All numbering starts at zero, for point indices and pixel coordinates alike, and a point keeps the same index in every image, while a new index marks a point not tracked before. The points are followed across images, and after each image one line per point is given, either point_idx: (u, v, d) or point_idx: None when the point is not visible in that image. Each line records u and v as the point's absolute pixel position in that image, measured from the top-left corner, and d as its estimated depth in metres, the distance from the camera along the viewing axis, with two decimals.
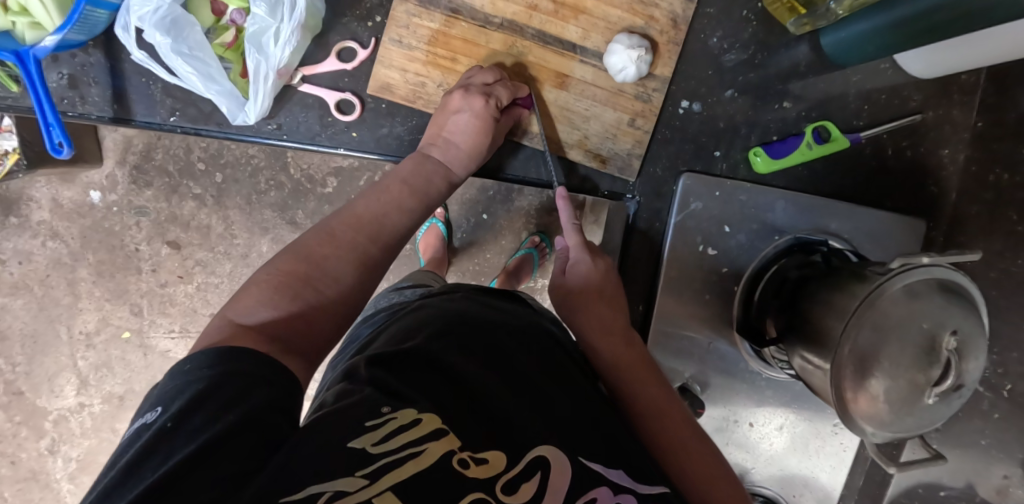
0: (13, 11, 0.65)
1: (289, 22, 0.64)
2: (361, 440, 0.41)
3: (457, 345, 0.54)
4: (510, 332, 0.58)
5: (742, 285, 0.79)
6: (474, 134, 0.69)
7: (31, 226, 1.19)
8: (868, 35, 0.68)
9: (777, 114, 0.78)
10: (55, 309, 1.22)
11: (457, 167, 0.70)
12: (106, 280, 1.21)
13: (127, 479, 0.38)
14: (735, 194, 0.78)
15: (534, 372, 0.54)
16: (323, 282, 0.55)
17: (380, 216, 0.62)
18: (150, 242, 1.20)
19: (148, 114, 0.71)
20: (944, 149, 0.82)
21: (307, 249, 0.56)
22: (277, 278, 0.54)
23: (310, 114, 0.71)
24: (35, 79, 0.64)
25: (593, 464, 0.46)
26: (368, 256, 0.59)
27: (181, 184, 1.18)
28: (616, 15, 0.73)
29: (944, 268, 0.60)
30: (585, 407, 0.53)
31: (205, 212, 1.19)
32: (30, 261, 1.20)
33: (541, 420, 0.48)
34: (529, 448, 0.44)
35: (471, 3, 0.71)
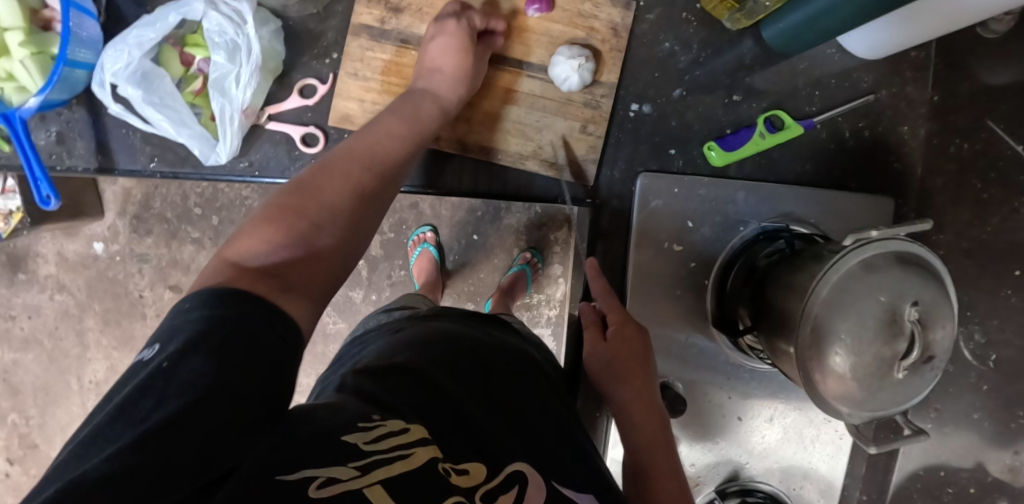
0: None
1: (247, 66, 0.67)
2: (353, 436, 0.39)
3: (443, 360, 0.53)
4: (496, 350, 0.60)
5: (712, 279, 0.80)
6: (454, 52, 0.68)
7: (39, 280, 1.24)
8: (803, 26, 0.72)
9: (730, 108, 0.80)
10: (65, 360, 1.26)
11: (447, 91, 0.69)
12: (113, 328, 1.25)
13: (121, 419, 0.36)
14: (695, 189, 0.79)
15: (516, 393, 0.55)
16: (324, 213, 0.53)
17: (373, 146, 0.61)
18: (153, 287, 1.24)
19: (129, 162, 0.75)
20: (904, 125, 0.84)
21: (301, 183, 0.55)
22: (272, 214, 0.52)
23: (279, 149, 0.72)
24: (22, 137, 0.68)
25: (566, 489, 0.46)
26: (363, 182, 0.57)
27: (180, 229, 1.22)
28: (558, 29, 0.76)
29: (900, 241, 0.62)
30: (562, 429, 0.54)
31: (204, 255, 1.23)
32: (39, 314, 1.25)
33: (519, 442, 0.49)
34: (510, 462, 0.45)
35: (419, 31, 0.72)
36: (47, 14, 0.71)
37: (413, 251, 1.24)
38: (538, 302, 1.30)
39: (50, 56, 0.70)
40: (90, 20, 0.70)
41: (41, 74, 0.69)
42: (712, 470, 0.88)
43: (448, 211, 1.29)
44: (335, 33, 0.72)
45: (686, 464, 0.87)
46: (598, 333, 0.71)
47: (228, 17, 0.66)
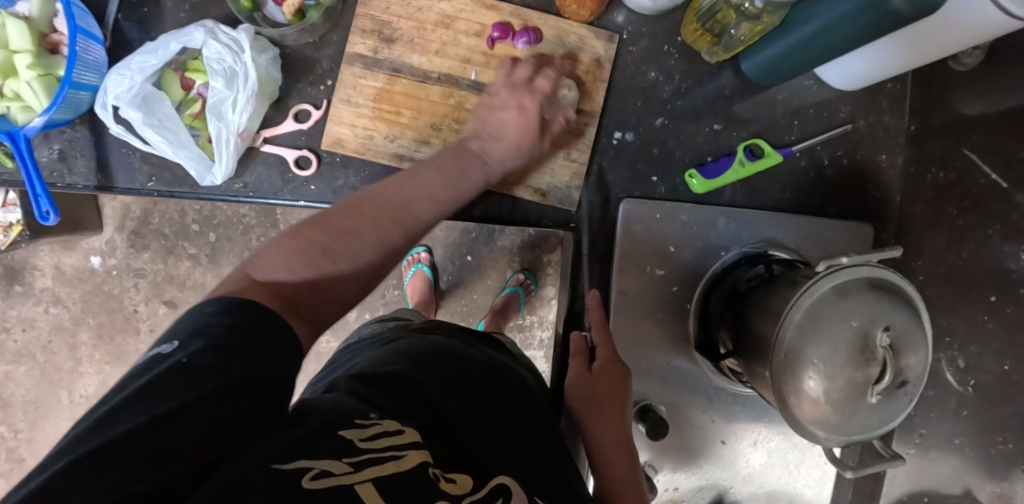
0: (7, 98, 0.72)
1: (244, 91, 0.68)
2: (349, 432, 0.41)
3: (437, 373, 0.55)
4: (489, 369, 0.60)
5: (694, 302, 0.82)
6: (514, 127, 0.69)
7: (35, 293, 1.26)
8: (777, 60, 0.75)
9: (710, 137, 0.82)
10: (56, 375, 1.27)
11: (495, 159, 0.69)
12: (107, 343, 1.27)
13: (136, 402, 0.38)
14: (677, 215, 0.81)
15: (505, 412, 0.55)
16: (342, 252, 0.56)
17: (408, 201, 0.62)
18: (148, 302, 1.27)
19: (128, 180, 0.78)
20: (882, 154, 0.87)
21: (333, 220, 0.57)
22: (301, 243, 0.54)
23: (272, 172, 0.73)
24: (25, 154, 0.70)
25: None
26: (385, 235, 0.59)
27: (177, 245, 1.26)
28: (543, 59, 0.75)
29: (873, 267, 0.64)
30: (547, 449, 0.55)
31: (201, 271, 1.26)
32: (33, 327, 1.27)
33: (504, 458, 0.50)
34: (491, 474, 0.46)
35: (410, 61, 0.72)
36: (56, 38, 0.73)
37: (407, 271, 1.26)
38: (530, 324, 1.32)
39: (56, 78, 0.73)
40: (98, 45, 0.73)
41: (47, 94, 0.71)
42: (696, 494, 0.89)
43: (442, 232, 1.32)
44: (329, 63, 0.73)
45: (670, 488, 0.88)
46: (584, 363, 0.72)
47: (227, 46, 0.68)
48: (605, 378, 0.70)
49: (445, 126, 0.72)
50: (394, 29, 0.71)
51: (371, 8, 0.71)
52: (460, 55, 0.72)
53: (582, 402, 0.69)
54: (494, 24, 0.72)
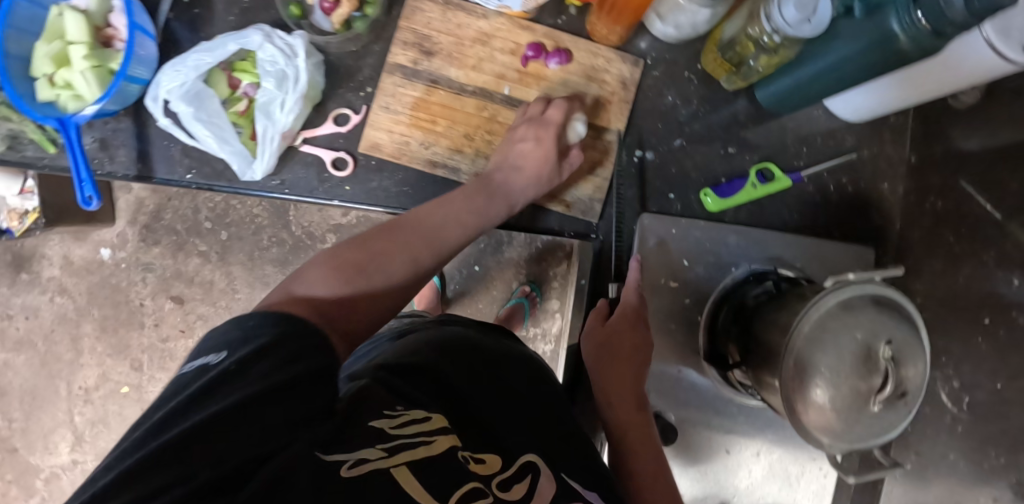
0: (61, 87, 0.77)
1: (293, 93, 0.72)
2: (380, 422, 0.44)
3: (458, 363, 0.58)
4: (505, 359, 0.64)
5: (704, 314, 0.85)
6: (534, 159, 0.72)
7: (41, 282, 1.43)
8: (790, 91, 0.80)
9: (725, 159, 0.86)
10: (57, 365, 1.45)
11: (520, 191, 0.73)
12: (109, 336, 1.44)
13: (193, 403, 0.40)
14: (691, 231, 0.84)
15: (525, 400, 0.59)
16: (377, 273, 0.60)
17: (440, 225, 0.67)
18: (154, 297, 1.43)
19: (167, 172, 0.80)
20: (884, 183, 0.92)
21: (370, 240, 0.62)
22: (341, 262, 0.58)
23: (310, 171, 0.77)
24: (74, 142, 0.74)
25: (574, 484, 0.52)
26: (418, 259, 0.63)
27: (188, 241, 1.41)
28: (572, 80, 0.79)
29: (875, 285, 0.69)
30: (567, 434, 0.59)
31: (208, 267, 1.42)
32: (37, 315, 1.44)
33: (530, 440, 0.54)
34: (521, 454, 0.50)
35: (448, 74, 0.76)
36: (111, 33, 0.78)
37: None
38: (534, 336, 1.35)
39: (108, 70, 0.77)
40: (149, 41, 0.76)
41: (100, 85, 0.76)
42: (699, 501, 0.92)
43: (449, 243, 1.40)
44: (371, 70, 0.77)
45: None
46: (601, 319, 0.80)
47: (281, 50, 0.72)
48: (622, 337, 0.77)
49: (478, 137, 0.76)
50: (435, 43, 0.76)
51: (414, 22, 0.75)
52: (495, 70, 0.76)
53: (602, 357, 0.77)
54: (528, 44, 0.76)
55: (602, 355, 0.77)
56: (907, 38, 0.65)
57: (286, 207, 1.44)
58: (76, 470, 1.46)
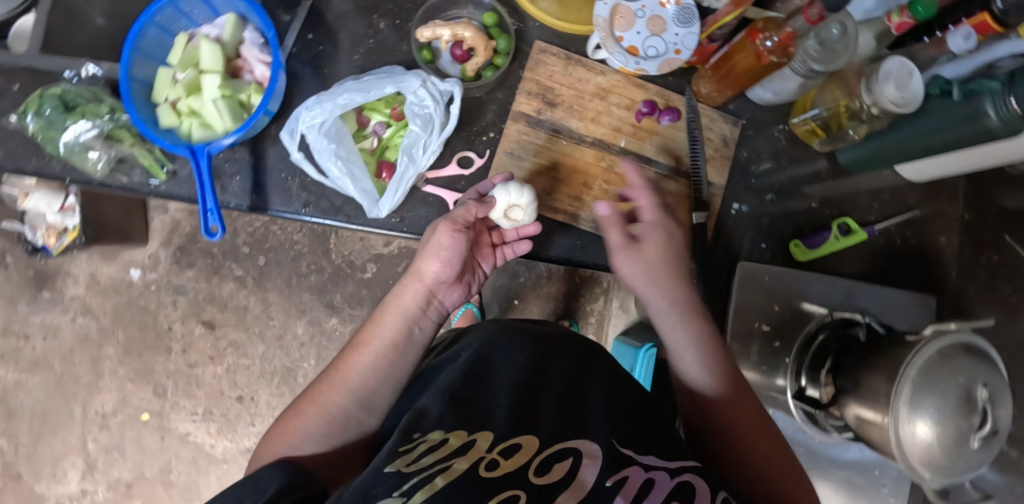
0: (186, 115, 0.84)
1: (435, 138, 0.78)
2: (396, 464, 0.55)
3: (496, 364, 0.66)
4: (546, 345, 0.71)
5: (792, 356, 0.89)
6: (433, 255, 0.71)
7: (63, 300, 1.44)
8: (875, 152, 0.85)
9: (806, 213, 0.93)
10: (73, 388, 1.43)
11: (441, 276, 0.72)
12: (133, 359, 1.43)
13: None
14: (781, 278, 0.90)
15: (560, 381, 0.66)
16: (323, 415, 0.67)
17: (377, 336, 0.71)
18: (184, 321, 1.44)
19: (283, 204, 0.81)
20: (941, 236, 1.00)
21: (318, 389, 0.69)
22: (299, 415, 0.67)
23: (431, 210, 0.79)
24: (203, 171, 0.77)
25: (625, 450, 0.60)
26: (329, 405, 0.67)
27: (224, 265, 1.44)
28: (684, 136, 0.82)
29: (968, 333, 0.73)
30: (612, 399, 0.66)
31: (245, 293, 1.44)
32: (56, 335, 1.43)
33: (572, 419, 0.62)
34: (563, 440, 0.59)
35: (569, 124, 0.80)
36: (237, 63, 0.86)
37: (456, 312, 1.34)
38: None
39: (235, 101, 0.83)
40: (282, 73, 0.80)
41: (228, 114, 0.81)
42: None
43: (491, 277, 1.44)
44: (493, 116, 0.80)
45: None
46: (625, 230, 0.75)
47: (432, 96, 0.77)
48: (655, 240, 0.74)
49: (596, 186, 0.80)
50: (557, 94, 0.80)
51: (538, 74, 0.80)
52: (612, 123, 0.81)
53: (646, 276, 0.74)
54: (643, 101, 0.81)
55: (642, 274, 0.74)
56: (999, 120, 0.71)
57: (329, 233, 1.45)
58: (85, 500, 1.44)
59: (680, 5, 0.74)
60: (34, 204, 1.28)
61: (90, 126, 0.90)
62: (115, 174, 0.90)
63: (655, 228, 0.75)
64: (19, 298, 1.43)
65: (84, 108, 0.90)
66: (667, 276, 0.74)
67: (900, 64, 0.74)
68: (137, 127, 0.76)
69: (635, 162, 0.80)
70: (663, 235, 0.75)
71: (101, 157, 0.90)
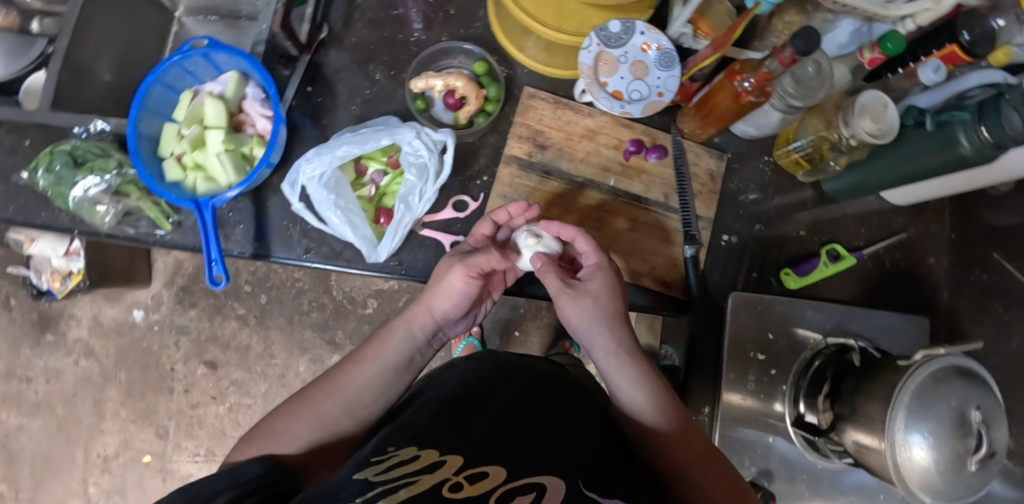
0: (191, 168, 0.86)
1: (432, 185, 0.80)
2: (365, 473, 0.56)
3: (482, 397, 0.64)
4: (537, 380, 0.69)
5: (789, 383, 0.91)
6: (444, 297, 0.76)
7: (67, 343, 1.45)
8: (859, 183, 0.88)
9: (796, 241, 0.95)
10: (76, 430, 1.44)
11: (442, 310, 0.77)
12: (136, 400, 1.44)
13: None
14: (773, 307, 0.92)
15: (547, 417, 0.64)
16: (311, 420, 0.69)
17: (375, 353, 0.75)
18: (187, 361, 1.45)
19: (285, 251, 0.83)
20: (931, 257, 1.01)
21: (308, 395, 0.72)
22: (286, 416, 0.70)
23: (428, 253, 0.81)
24: (208, 223, 0.79)
25: (592, 493, 0.59)
26: (321, 411, 0.70)
27: (226, 304, 1.46)
28: (671, 173, 0.85)
29: (959, 356, 0.74)
30: (589, 440, 0.64)
31: (246, 332, 1.46)
32: (60, 378, 1.45)
33: (547, 454, 0.60)
34: (534, 474, 0.57)
35: (560, 165, 0.83)
36: (240, 118, 0.89)
37: (457, 345, 1.35)
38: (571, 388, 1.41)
39: (238, 154, 0.86)
40: (283, 126, 0.82)
41: (232, 166, 0.84)
42: None
43: (491, 309, 1.46)
44: (486, 160, 0.83)
45: None
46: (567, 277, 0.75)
47: (427, 144, 0.80)
48: (607, 289, 0.74)
49: (587, 225, 0.82)
50: (547, 137, 0.83)
51: (528, 118, 0.83)
52: (600, 163, 0.84)
53: (594, 323, 0.73)
54: (630, 140, 0.83)
55: (589, 322, 0.73)
56: (972, 148, 0.73)
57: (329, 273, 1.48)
58: None
59: (661, 49, 0.76)
60: (39, 249, 1.31)
61: (99, 180, 0.91)
62: (122, 226, 0.93)
63: (603, 276, 0.74)
64: (22, 341, 1.45)
65: (93, 164, 0.90)
66: (609, 317, 0.73)
67: (876, 97, 0.77)
68: (144, 181, 0.78)
69: (626, 201, 0.83)
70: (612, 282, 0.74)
71: (109, 210, 0.92)
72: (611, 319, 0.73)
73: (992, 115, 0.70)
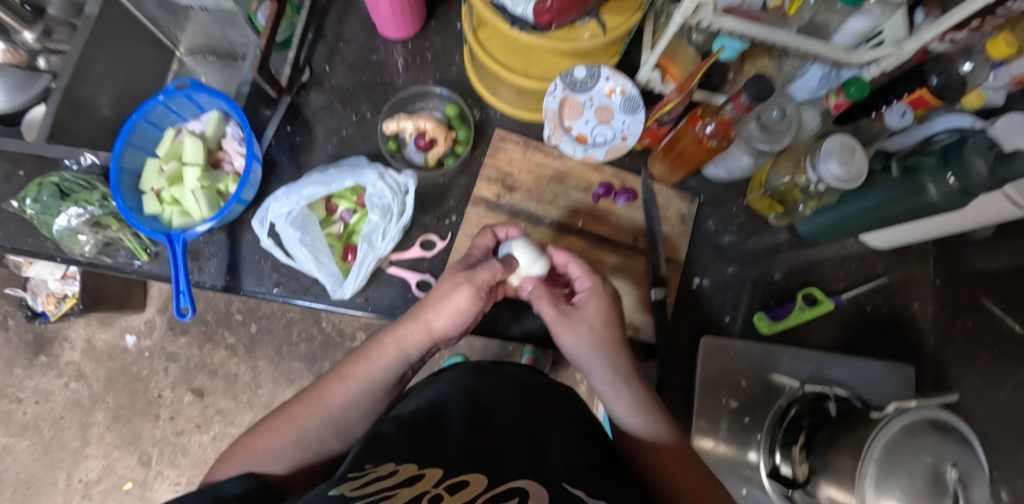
0: (168, 203, 0.88)
1: (396, 226, 0.81)
2: (340, 487, 0.53)
3: (467, 405, 0.66)
4: (519, 387, 0.72)
5: (764, 432, 0.88)
6: (445, 314, 0.71)
7: (58, 365, 1.45)
8: (831, 225, 0.87)
9: (772, 285, 0.94)
10: (60, 453, 1.42)
11: (439, 327, 0.72)
12: (121, 426, 1.43)
13: None
14: (746, 352, 0.90)
15: (529, 423, 0.66)
16: (296, 437, 0.68)
17: (363, 369, 0.72)
18: (174, 388, 1.44)
19: (254, 284, 0.84)
20: (915, 302, 0.99)
21: (294, 408, 0.70)
22: (272, 431, 0.68)
23: (394, 291, 0.81)
24: (178, 256, 0.80)
25: (577, 490, 0.59)
26: (303, 429, 0.68)
27: (217, 332, 1.46)
28: (639, 217, 0.86)
29: (935, 408, 0.72)
30: (573, 445, 0.66)
31: (235, 361, 1.45)
32: (48, 400, 1.44)
33: (527, 458, 0.61)
34: (511, 478, 0.58)
35: (528, 208, 0.84)
36: (219, 155, 0.92)
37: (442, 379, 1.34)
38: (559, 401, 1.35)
39: (214, 190, 0.88)
40: (256, 164, 0.85)
41: (206, 202, 0.86)
42: None
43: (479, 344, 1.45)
44: (455, 201, 0.85)
45: None
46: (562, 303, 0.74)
47: (391, 187, 0.81)
48: (604, 314, 0.73)
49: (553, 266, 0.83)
50: (516, 180, 0.85)
51: (498, 160, 0.85)
52: (569, 206, 0.84)
53: (593, 347, 0.72)
54: (599, 183, 0.85)
55: (590, 346, 0.72)
56: (940, 195, 0.73)
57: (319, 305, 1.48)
58: None
59: (626, 94, 0.79)
60: (37, 271, 1.33)
61: (81, 211, 0.93)
62: (101, 256, 0.95)
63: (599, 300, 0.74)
64: (15, 361, 1.44)
65: (78, 196, 0.93)
66: (603, 346, 0.72)
67: (841, 142, 0.77)
68: (119, 213, 0.80)
69: (596, 241, 0.83)
70: (608, 305, 0.74)
71: (89, 240, 0.95)
72: (610, 341, 0.72)
73: (957, 163, 0.70)
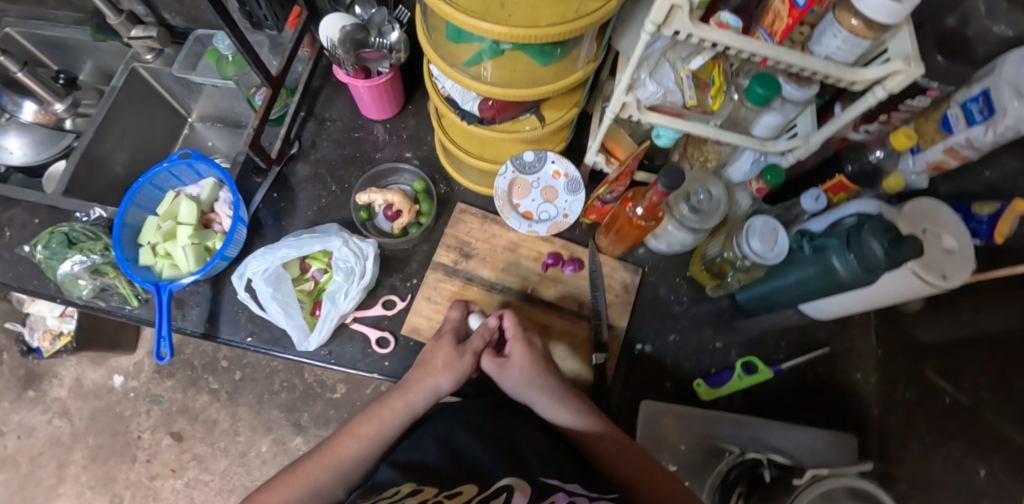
0: (161, 255, 0.97)
1: (357, 286, 0.88)
2: None
3: (451, 436, 0.74)
4: (487, 407, 0.79)
5: (705, 496, 0.90)
6: (443, 366, 0.79)
7: (45, 400, 1.52)
8: (763, 296, 0.95)
9: (712, 354, 1.01)
10: (34, 489, 1.47)
11: (445, 387, 0.79)
12: (97, 466, 1.48)
13: None
14: (687, 415, 0.94)
15: (507, 439, 0.74)
16: (310, 490, 0.73)
17: (373, 423, 0.78)
18: (154, 431, 1.49)
19: (230, 333, 0.92)
20: (856, 373, 1.03)
21: (306, 464, 0.75)
22: (286, 486, 0.73)
23: (355, 345, 0.89)
24: (163, 304, 0.88)
25: (552, 480, 0.69)
26: (317, 483, 0.73)
27: (201, 377, 1.52)
28: (586, 285, 0.94)
29: (850, 475, 0.73)
30: (545, 447, 0.74)
31: (216, 407, 1.50)
32: (30, 435, 1.50)
33: (509, 465, 0.70)
34: (499, 480, 0.68)
35: (481, 274, 0.93)
36: (210, 216, 1.02)
37: None
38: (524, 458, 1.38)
39: (203, 247, 0.98)
40: (241, 225, 0.93)
41: (193, 257, 0.95)
42: None
43: None
44: (417, 265, 0.94)
45: None
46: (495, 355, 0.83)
47: (354, 252, 0.89)
48: (533, 359, 0.81)
49: None
50: (473, 248, 0.94)
51: (457, 230, 0.95)
52: (520, 274, 0.93)
53: (528, 387, 0.80)
54: (549, 252, 0.93)
55: (526, 388, 0.80)
56: (847, 271, 0.80)
57: None
58: None
59: (569, 177, 0.93)
60: (38, 308, 1.43)
61: (84, 258, 1.02)
62: (97, 299, 1.03)
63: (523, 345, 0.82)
64: (5, 395, 1.53)
65: (82, 244, 1.02)
66: (535, 379, 0.80)
67: (764, 223, 0.87)
68: (116, 263, 0.89)
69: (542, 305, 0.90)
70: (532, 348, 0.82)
71: (88, 284, 1.02)
72: (543, 375, 0.81)
73: (856, 244, 0.78)
